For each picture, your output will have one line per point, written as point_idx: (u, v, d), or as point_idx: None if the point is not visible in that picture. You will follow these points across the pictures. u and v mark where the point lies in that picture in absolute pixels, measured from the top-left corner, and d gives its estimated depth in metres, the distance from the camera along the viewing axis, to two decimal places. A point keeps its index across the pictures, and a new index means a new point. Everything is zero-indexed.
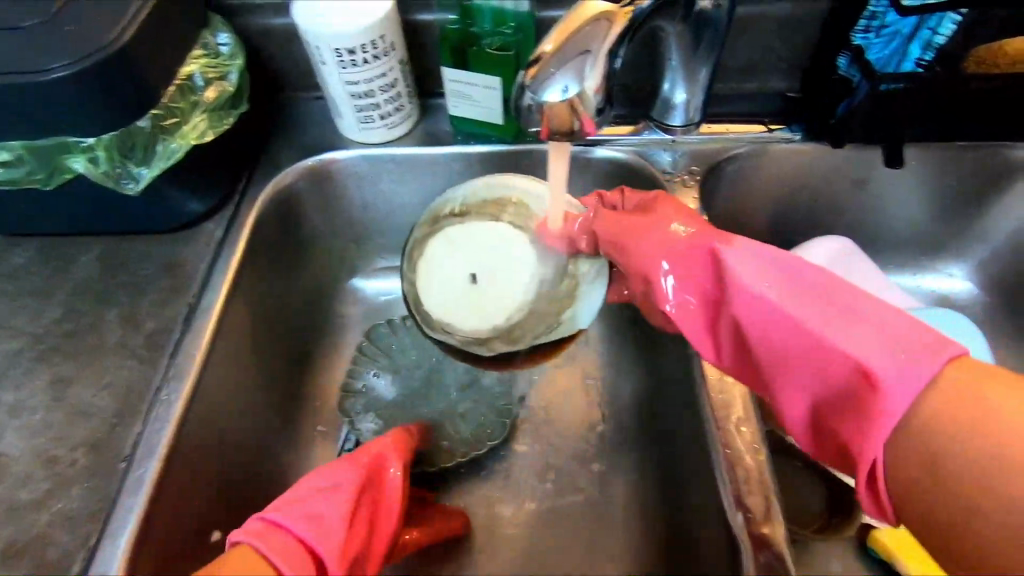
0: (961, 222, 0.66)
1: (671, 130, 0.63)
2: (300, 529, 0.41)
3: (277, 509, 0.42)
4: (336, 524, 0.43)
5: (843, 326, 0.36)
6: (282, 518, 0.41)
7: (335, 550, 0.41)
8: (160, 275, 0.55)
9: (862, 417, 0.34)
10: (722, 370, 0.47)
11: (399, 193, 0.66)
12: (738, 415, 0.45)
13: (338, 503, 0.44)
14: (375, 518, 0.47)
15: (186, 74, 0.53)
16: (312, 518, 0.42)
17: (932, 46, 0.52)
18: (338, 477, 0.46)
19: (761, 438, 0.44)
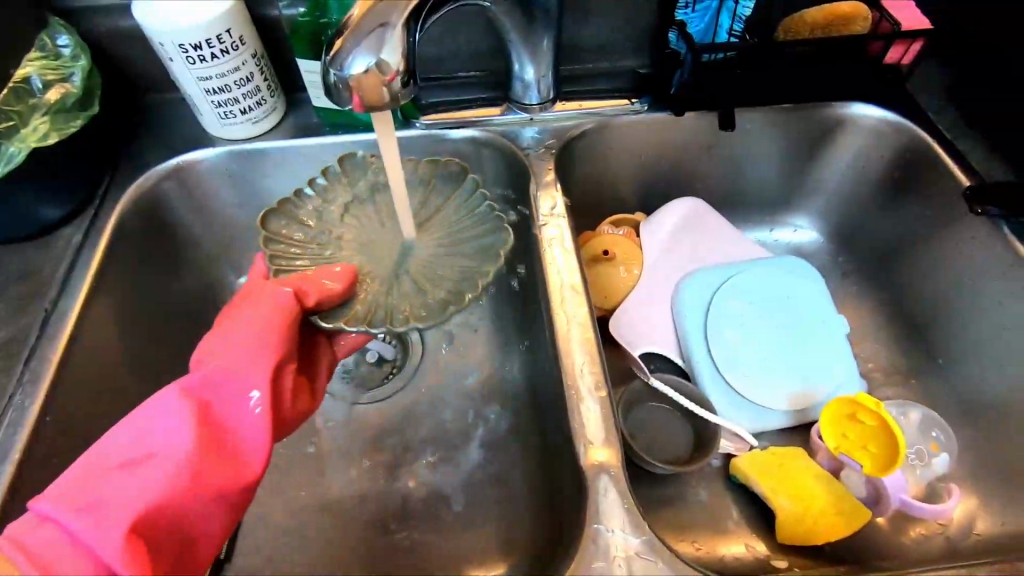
0: (800, 178, 0.73)
1: (528, 109, 0.67)
2: (78, 525, 0.37)
3: (52, 494, 0.38)
4: (131, 503, 0.39)
5: None
6: (53, 509, 0.38)
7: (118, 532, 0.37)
8: (15, 284, 0.54)
9: None
10: (568, 319, 0.52)
11: (273, 187, 0.67)
12: (574, 362, 0.49)
13: (148, 472, 0.40)
14: (230, 451, 0.43)
15: (21, 77, 0.53)
16: (92, 507, 0.38)
17: (739, 16, 0.59)
18: (164, 425, 0.42)
19: (604, 378, 0.48)
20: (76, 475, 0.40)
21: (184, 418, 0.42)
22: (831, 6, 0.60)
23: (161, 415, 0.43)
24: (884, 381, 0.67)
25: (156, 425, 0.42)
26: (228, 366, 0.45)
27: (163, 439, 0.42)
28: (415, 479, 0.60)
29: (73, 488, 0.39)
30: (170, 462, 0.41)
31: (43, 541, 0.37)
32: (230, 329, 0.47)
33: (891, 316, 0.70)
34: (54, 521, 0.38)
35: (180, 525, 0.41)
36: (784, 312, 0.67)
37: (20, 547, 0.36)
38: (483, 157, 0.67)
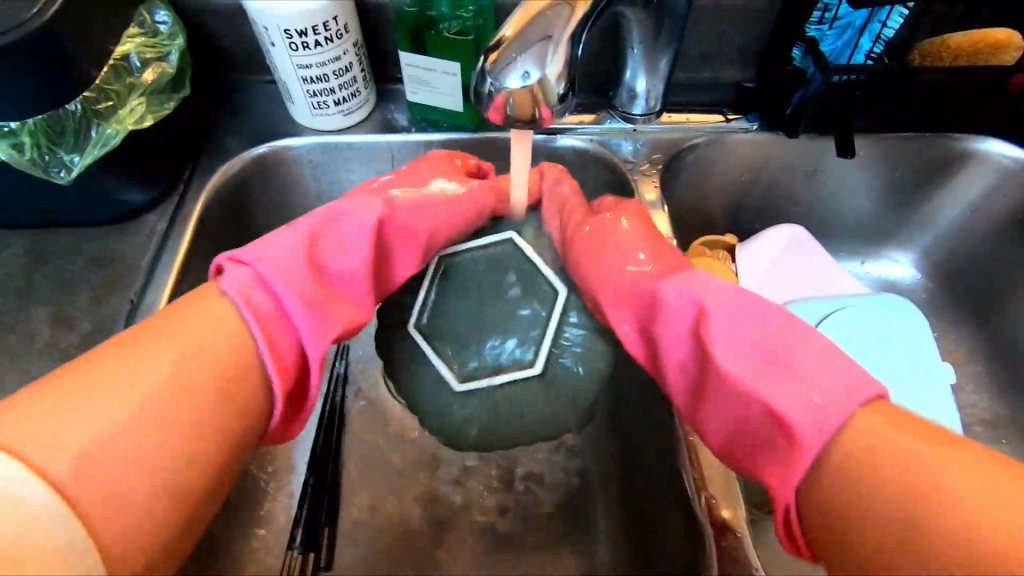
0: (907, 211, 0.69)
1: (632, 118, 0.63)
2: (290, 295, 0.41)
3: (267, 259, 0.42)
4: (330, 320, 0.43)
5: (758, 377, 0.40)
6: (265, 272, 0.41)
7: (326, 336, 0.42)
8: (97, 270, 0.52)
9: (747, 385, 0.40)
10: None
11: (355, 181, 0.64)
12: None
13: (335, 289, 0.45)
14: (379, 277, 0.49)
15: (121, 54, 0.49)
16: (310, 301, 0.42)
17: (881, 38, 0.56)
18: (358, 237, 0.47)
19: None
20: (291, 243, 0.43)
21: (355, 239, 0.47)
22: (980, 32, 0.56)
23: (344, 222, 0.48)
24: (984, 435, 0.63)
25: (342, 229, 0.47)
26: (406, 227, 0.50)
27: (339, 261, 0.46)
28: (489, 498, 0.57)
29: (277, 256, 0.42)
30: (335, 300, 0.45)
31: (265, 303, 0.41)
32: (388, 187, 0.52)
33: (995, 367, 0.66)
34: (266, 283, 0.41)
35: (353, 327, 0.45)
36: (884, 358, 0.62)
37: (246, 300, 0.40)
38: (579, 165, 0.63)
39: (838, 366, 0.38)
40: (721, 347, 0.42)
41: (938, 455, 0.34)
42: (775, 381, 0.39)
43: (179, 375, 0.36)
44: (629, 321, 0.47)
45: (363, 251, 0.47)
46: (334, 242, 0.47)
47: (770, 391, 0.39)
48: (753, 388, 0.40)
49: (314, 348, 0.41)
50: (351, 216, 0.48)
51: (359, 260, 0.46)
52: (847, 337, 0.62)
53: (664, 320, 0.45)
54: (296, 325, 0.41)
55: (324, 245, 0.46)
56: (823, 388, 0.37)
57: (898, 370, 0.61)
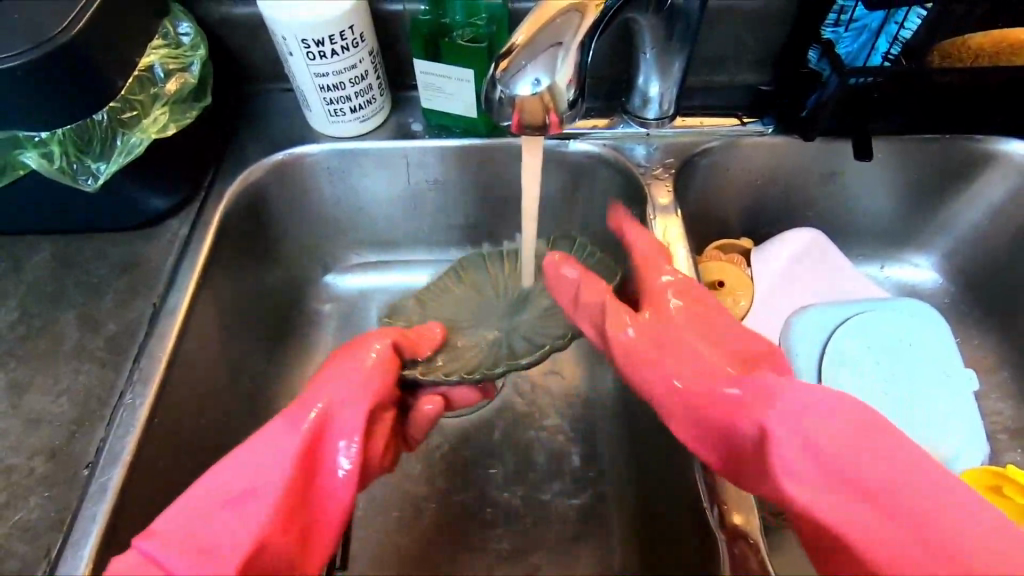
0: (928, 214, 0.68)
1: (645, 123, 0.63)
2: (175, 560, 0.37)
3: (159, 534, 0.38)
4: (247, 535, 0.39)
5: (846, 517, 0.34)
6: (157, 550, 0.37)
7: (227, 574, 0.37)
8: (123, 274, 0.54)
9: (847, 520, 0.34)
10: None
11: (370, 187, 0.65)
12: None
13: (253, 509, 0.40)
14: (315, 494, 0.43)
15: (145, 65, 0.51)
16: (205, 552, 0.38)
17: (899, 40, 0.55)
18: (270, 462, 0.42)
19: None
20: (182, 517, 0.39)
21: (274, 459, 0.42)
22: (999, 32, 0.55)
23: (259, 445, 0.43)
24: (1008, 444, 0.61)
25: (264, 459, 0.42)
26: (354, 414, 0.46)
27: (256, 492, 0.41)
28: (504, 502, 0.58)
29: (182, 525, 0.39)
30: (215, 547, 0.38)
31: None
32: (335, 368, 0.48)
33: (1020, 373, 0.64)
34: (156, 559, 0.37)
35: (286, 553, 0.40)
36: (908, 361, 0.60)
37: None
38: (592, 171, 0.64)
39: (945, 492, 0.34)
40: (810, 477, 0.36)
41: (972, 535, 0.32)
42: (856, 513, 0.34)
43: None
44: (680, 380, 0.44)
45: (278, 474, 0.42)
46: (251, 467, 0.42)
47: (868, 474, 0.34)
48: (856, 521, 0.34)
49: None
50: (271, 438, 0.44)
51: (280, 475, 0.42)
52: (869, 341, 0.61)
53: (741, 451, 0.41)
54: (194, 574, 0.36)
55: (225, 491, 0.41)
56: (907, 516, 0.33)
57: (922, 375, 0.60)
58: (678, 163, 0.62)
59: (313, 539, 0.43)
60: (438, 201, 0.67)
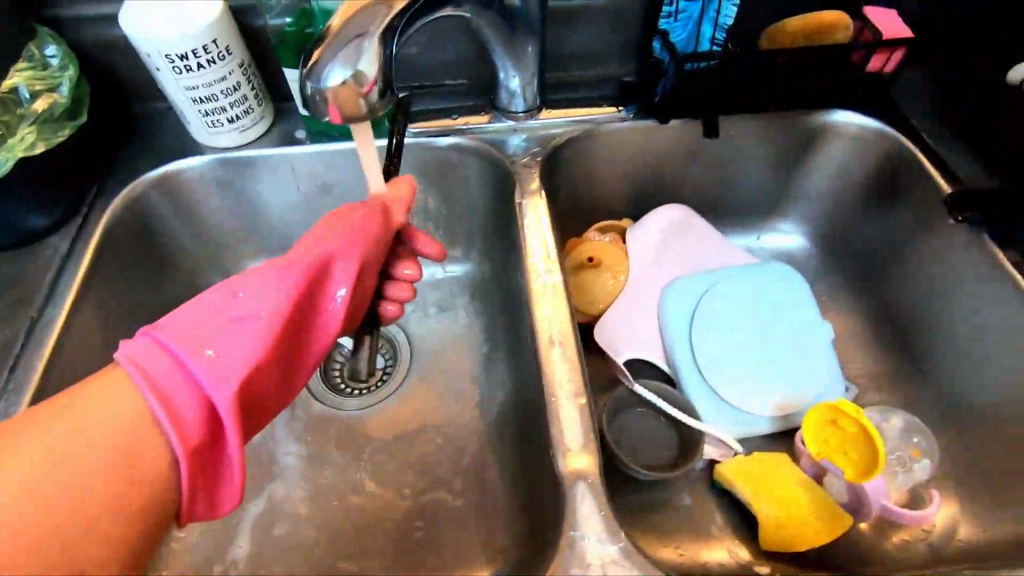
0: (787, 187, 0.74)
1: (514, 116, 0.67)
2: (187, 361, 0.37)
3: (163, 328, 0.39)
4: (244, 354, 0.40)
5: None
6: (167, 341, 0.38)
7: (228, 387, 0.38)
8: (3, 291, 0.55)
9: None
10: (550, 342, 0.52)
11: (260, 195, 0.68)
12: (554, 377, 0.50)
13: (249, 332, 0.40)
14: (308, 325, 0.46)
15: (9, 88, 0.53)
16: (200, 347, 0.38)
17: (721, 26, 0.61)
18: (271, 294, 0.42)
19: (582, 369, 0.50)
20: (191, 328, 0.39)
21: (270, 291, 0.42)
22: (810, 17, 0.62)
23: (253, 280, 0.43)
24: (869, 387, 0.66)
25: (256, 290, 0.42)
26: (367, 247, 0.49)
27: (254, 312, 0.41)
28: (406, 483, 0.61)
29: (184, 322, 0.40)
30: (227, 356, 0.39)
31: (157, 372, 0.37)
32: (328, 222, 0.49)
33: (875, 323, 0.69)
34: (167, 349, 0.38)
35: (278, 375, 0.43)
36: (774, 316, 0.67)
37: (138, 368, 0.36)
38: (471, 164, 0.67)
39: None
40: None
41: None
42: None
43: (105, 423, 0.34)
44: None
45: (278, 307, 0.42)
46: (251, 287, 0.42)
47: None
48: None
49: (221, 395, 0.37)
50: (264, 273, 0.43)
51: (281, 304, 0.42)
52: (741, 298, 0.67)
53: None
54: (199, 382, 0.37)
55: (238, 311, 0.41)
56: None
57: (786, 326, 0.67)
58: (546, 150, 0.66)
59: (298, 371, 0.45)
60: (328, 203, 0.70)
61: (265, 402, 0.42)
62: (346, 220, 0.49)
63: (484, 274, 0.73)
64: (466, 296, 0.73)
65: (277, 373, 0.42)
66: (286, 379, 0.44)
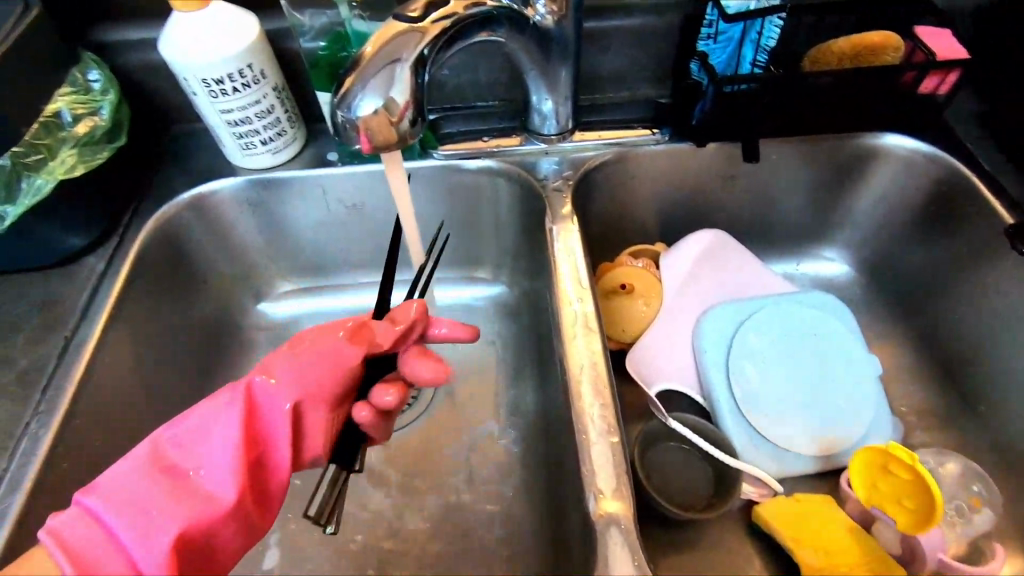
0: (828, 211, 0.71)
1: (546, 139, 0.66)
2: (121, 528, 0.38)
3: (99, 490, 0.39)
4: (178, 517, 0.39)
5: None
6: (100, 508, 0.38)
7: (158, 554, 0.37)
8: (38, 312, 0.55)
9: None
10: (579, 374, 0.50)
11: (290, 216, 0.68)
12: (582, 411, 0.48)
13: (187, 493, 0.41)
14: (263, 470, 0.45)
15: (52, 111, 0.54)
16: (135, 512, 0.38)
17: (762, 48, 0.58)
18: (215, 445, 0.43)
19: (614, 404, 0.48)
20: (131, 486, 0.40)
21: (216, 444, 0.43)
22: (857, 37, 0.59)
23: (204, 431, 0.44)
24: (918, 423, 0.62)
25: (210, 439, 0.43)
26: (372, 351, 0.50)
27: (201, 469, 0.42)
28: (429, 513, 0.59)
29: (122, 483, 0.40)
30: (159, 519, 0.39)
31: (85, 541, 0.37)
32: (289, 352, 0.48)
33: (925, 355, 0.66)
34: (98, 518, 0.38)
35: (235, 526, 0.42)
36: (816, 350, 0.64)
37: (61, 543, 0.36)
38: (502, 187, 0.66)
39: None
40: None
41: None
42: None
43: None
44: None
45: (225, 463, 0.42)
46: (189, 436, 0.44)
47: None
48: None
49: (153, 564, 0.37)
50: (213, 416, 0.44)
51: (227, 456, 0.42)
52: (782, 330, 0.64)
53: None
54: (128, 552, 0.37)
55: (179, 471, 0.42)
56: None
57: (828, 361, 0.63)
58: (579, 173, 0.65)
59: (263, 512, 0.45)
60: (356, 224, 0.70)
61: (218, 551, 0.42)
62: (309, 346, 0.48)
63: (514, 297, 0.72)
64: (494, 319, 0.72)
65: (230, 526, 0.42)
66: (244, 528, 0.43)
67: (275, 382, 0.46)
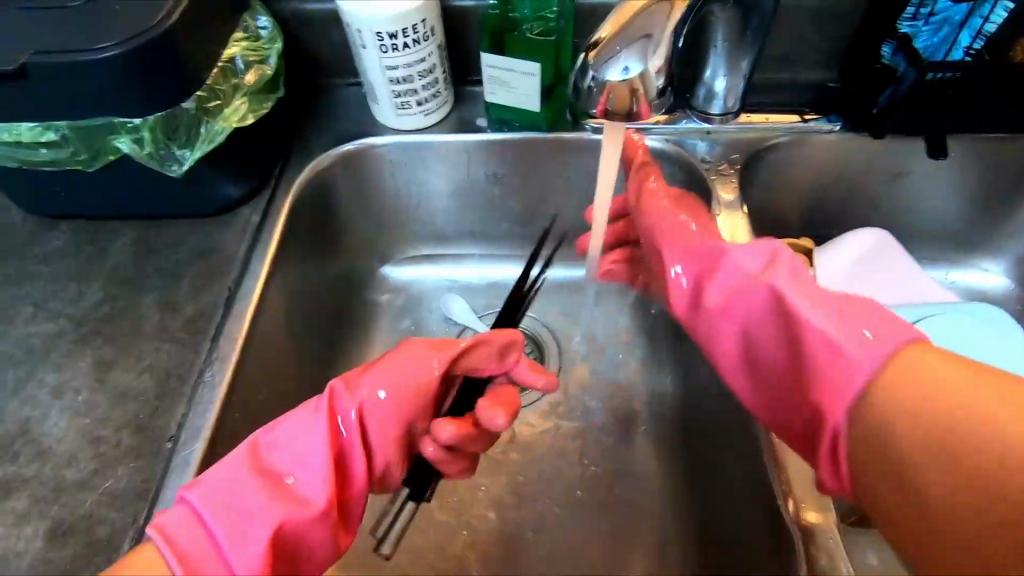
0: (1000, 218, 0.66)
1: (709, 118, 0.62)
2: (217, 528, 0.37)
3: (201, 485, 0.39)
4: (269, 521, 0.38)
5: None
6: (200, 504, 0.38)
7: (253, 561, 0.36)
8: (199, 260, 0.55)
9: None
10: None
11: (429, 181, 0.66)
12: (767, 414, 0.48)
13: (274, 498, 0.39)
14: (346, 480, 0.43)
15: (228, 58, 0.53)
16: (230, 513, 0.38)
17: (982, 35, 0.53)
18: (307, 448, 0.41)
19: None
20: (227, 481, 0.39)
21: (311, 449, 0.41)
22: None
23: (289, 433, 0.42)
24: None
25: (298, 445, 0.42)
26: (840, 307, 0.42)
27: (297, 473, 0.41)
28: (559, 496, 0.58)
29: (218, 481, 0.39)
30: (253, 518, 0.38)
31: (186, 540, 0.36)
32: (381, 360, 0.46)
33: None
34: (198, 515, 0.37)
35: (324, 536, 0.41)
36: (985, 366, 0.56)
37: (167, 539, 0.36)
38: (655, 166, 0.63)
39: None
40: None
41: (955, 380, 0.35)
42: None
43: None
44: None
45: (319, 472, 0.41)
46: (285, 443, 0.42)
47: None
48: None
49: (247, 572, 0.36)
50: (303, 425, 0.42)
51: (321, 462, 0.41)
52: (944, 344, 0.57)
53: None
54: (225, 555, 0.36)
55: (268, 472, 0.41)
56: None
57: (1001, 378, 0.56)
58: (743, 155, 0.62)
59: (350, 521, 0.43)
60: (495, 194, 0.67)
61: (308, 559, 0.41)
62: (389, 358, 0.46)
63: None
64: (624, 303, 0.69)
65: (317, 535, 0.40)
66: (333, 536, 0.42)
67: (367, 393, 0.45)
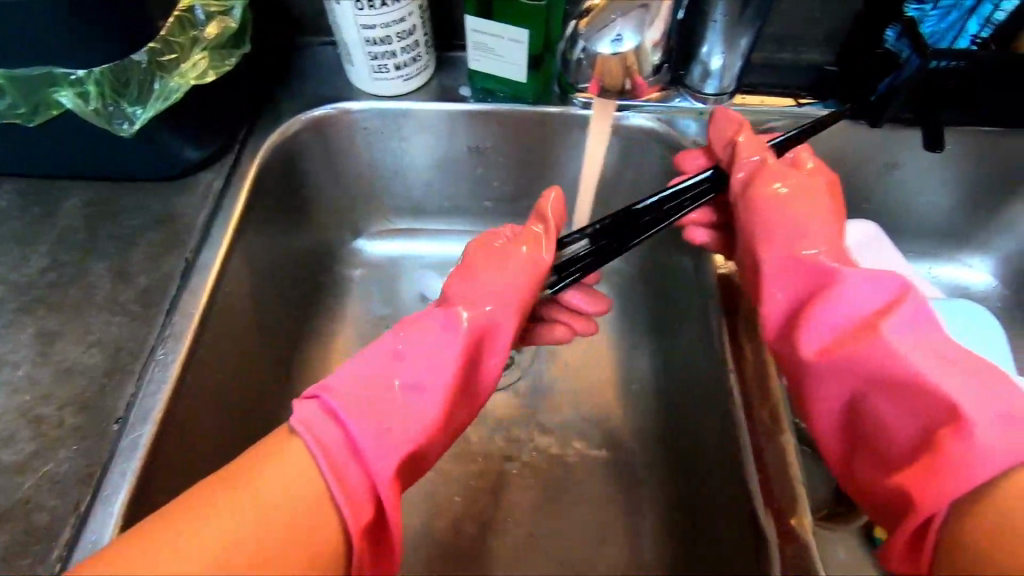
0: (990, 215, 0.64)
1: (702, 98, 0.59)
2: (355, 428, 0.34)
3: (335, 390, 0.36)
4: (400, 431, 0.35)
5: None
6: (340, 407, 0.35)
7: (385, 459, 0.34)
8: (156, 227, 0.52)
9: None
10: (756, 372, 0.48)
11: (407, 151, 0.62)
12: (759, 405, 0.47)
13: (416, 407, 0.37)
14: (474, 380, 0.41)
15: (186, 5, 0.47)
16: (371, 414, 0.35)
17: (991, 22, 0.52)
18: (438, 361, 0.38)
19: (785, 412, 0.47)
20: (360, 386, 0.36)
21: (432, 357, 0.38)
22: None
23: (418, 338, 0.39)
24: None
25: (424, 349, 0.39)
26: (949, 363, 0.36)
27: (425, 382, 0.38)
28: (532, 483, 0.56)
29: (357, 384, 0.36)
30: (363, 448, 0.34)
31: (321, 439, 0.33)
32: (474, 266, 0.43)
33: None
34: (337, 416, 0.35)
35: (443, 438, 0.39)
36: None
37: (313, 436, 0.33)
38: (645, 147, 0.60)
39: None
40: None
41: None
42: None
43: (212, 534, 0.30)
44: None
45: (447, 376, 0.38)
46: (416, 356, 0.38)
47: None
48: None
49: (384, 473, 0.34)
50: (430, 334, 0.39)
51: (447, 375, 0.38)
52: None
53: None
54: (368, 458, 0.34)
55: (387, 381, 0.37)
56: None
57: None
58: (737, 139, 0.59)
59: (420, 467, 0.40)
60: (477, 168, 0.64)
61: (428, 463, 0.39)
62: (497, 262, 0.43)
63: (631, 266, 0.66)
64: (607, 288, 0.67)
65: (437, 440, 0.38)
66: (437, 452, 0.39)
67: (482, 297, 0.42)
